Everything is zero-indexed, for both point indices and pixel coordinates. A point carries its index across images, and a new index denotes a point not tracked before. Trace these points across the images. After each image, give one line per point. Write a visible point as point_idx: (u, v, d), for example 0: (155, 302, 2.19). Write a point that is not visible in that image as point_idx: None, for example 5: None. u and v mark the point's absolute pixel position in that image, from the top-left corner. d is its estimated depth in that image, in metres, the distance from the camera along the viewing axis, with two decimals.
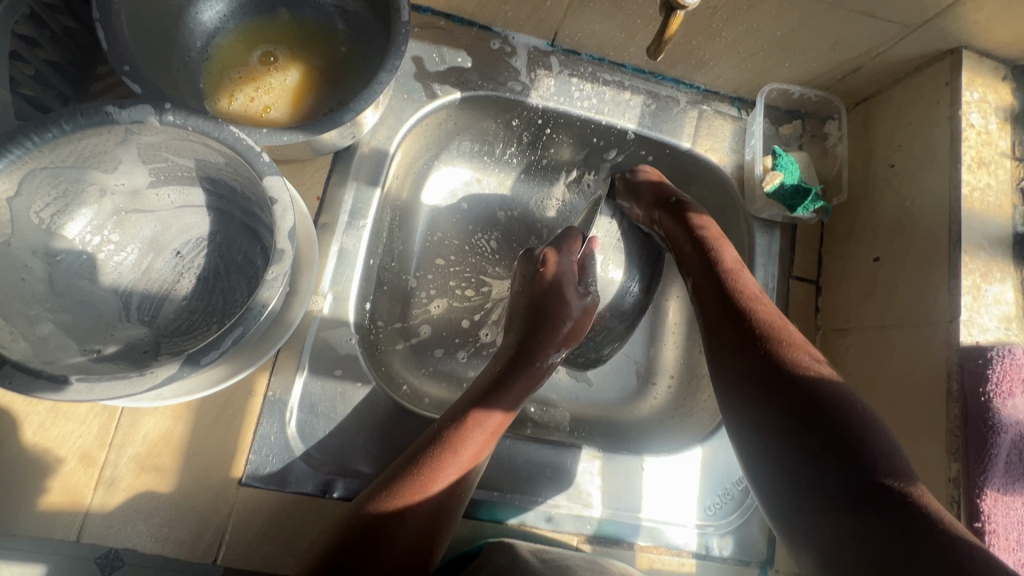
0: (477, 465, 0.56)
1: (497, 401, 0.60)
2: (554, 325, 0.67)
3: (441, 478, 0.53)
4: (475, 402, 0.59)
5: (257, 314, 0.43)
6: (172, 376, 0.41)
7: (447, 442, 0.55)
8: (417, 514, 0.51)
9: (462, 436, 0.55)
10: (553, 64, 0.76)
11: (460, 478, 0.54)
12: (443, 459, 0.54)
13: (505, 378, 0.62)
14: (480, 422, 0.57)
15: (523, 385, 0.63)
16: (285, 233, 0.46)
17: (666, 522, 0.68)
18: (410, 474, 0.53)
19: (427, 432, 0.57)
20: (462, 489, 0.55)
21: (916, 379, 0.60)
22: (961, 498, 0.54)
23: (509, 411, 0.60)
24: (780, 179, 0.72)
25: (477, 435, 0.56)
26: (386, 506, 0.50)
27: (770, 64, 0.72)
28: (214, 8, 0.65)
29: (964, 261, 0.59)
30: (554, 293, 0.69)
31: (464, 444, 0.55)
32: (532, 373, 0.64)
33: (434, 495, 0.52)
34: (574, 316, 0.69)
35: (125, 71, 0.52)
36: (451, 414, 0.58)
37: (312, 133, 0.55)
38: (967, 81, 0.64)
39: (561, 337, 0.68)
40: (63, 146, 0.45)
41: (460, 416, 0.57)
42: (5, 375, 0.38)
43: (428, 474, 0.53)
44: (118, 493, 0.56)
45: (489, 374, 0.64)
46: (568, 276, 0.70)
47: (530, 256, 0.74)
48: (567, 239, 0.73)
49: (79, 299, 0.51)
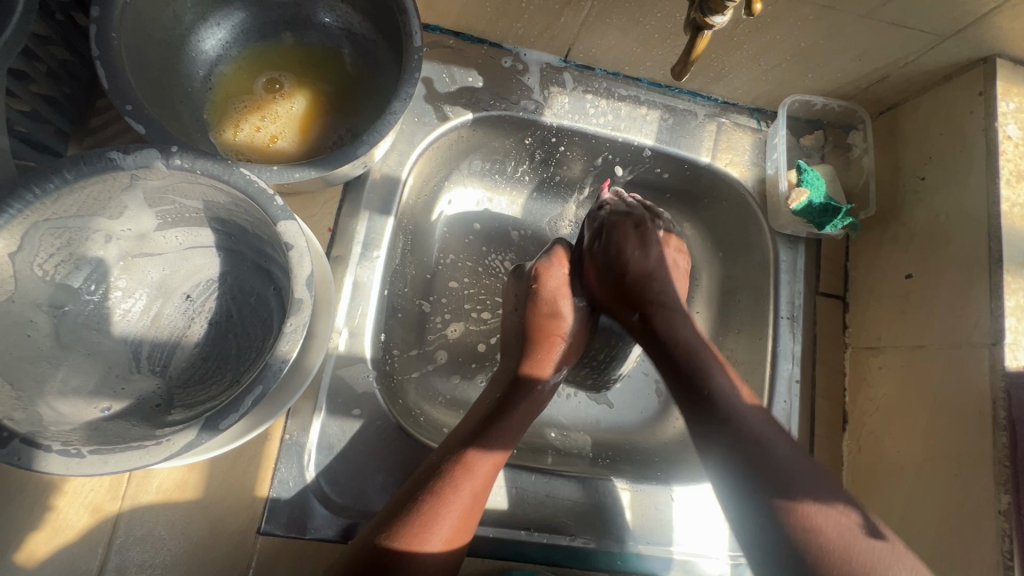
0: (478, 504, 0.52)
1: (497, 434, 0.55)
2: (553, 342, 0.66)
3: (442, 517, 0.49)
4: (473, 435, 0.55)
5: (277, 370, 0.41)
6: (190, 443, 0.38)
7: (448, 478, 0.51)
8: (415, 561, 0.47)
9: (465, 468, 0.52)
10: (567, 80, 0.74)
11: (461, 520, 0.50)
12: (443, 496, 0.50)
13: (506, 406, 0.58)
14: (480, 458, 0.53)
15: (524, 412, 0.59)
16: (302, 281, 0.44)
17: (699, 554, 0.65)
18: (408, 516, 0.49)
19: (426, 466, 0.54)
20: (464, 531, 0.51)
21: (959, 404, 0.58)
22: (1013, 531, 0.51)
23: (515, 438, 0.57)
24: (807, 197, 0.69)
25: (480, 467, 0.53)
26: (387, 552, 0.47)
27: (793, 75, 0.69)
28: (215, 35, 0.62)
29: (1006, 281, 0.57)
30: (550, 309, 0.67)
31: (467, 478, 0.52)
32: (533, 398, 0.60)
33: (434, 537, 0.48)
34: (572, 329, 0.68)
35: (128, 110, 0.49)
36: (447, 451, 0.54)
37: (325, 168, 0.53)
38: (1003, 90, 0.61)
39: (562, 354, 0.66)
40: (66, 196, 0.43)
41: (460, 452, 0.54)
42: (13, 452, 0.36)
43: (427, 514, 0.49)
44: (133, 546, 0.54)
45: (489, 399, 0.60)
46: (561, 289, 0.68)
47: (520, 272, 0.72)
48: (557, 250, 0.71)
49: (87, 352, 0.48)
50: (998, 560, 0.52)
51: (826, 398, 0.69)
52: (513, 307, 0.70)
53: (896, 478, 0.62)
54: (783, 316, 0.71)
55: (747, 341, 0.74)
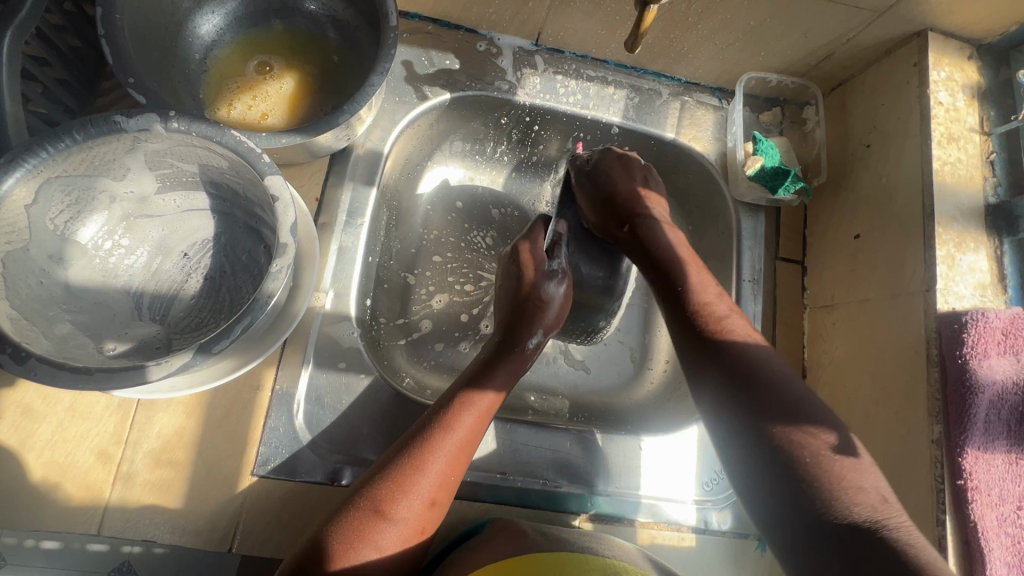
0: (475, 443, 0.56)
1: (492, 378, 0.60)
2: (537, 312, 0.66)
3: (435, 457, 0.53)
4: (468, 382, 0.59)
5: (264, 304, 0.46)
6: (186, 364, 0.43)
7: (442, 422, 0.55)
8: (422, 480, 0.52)
9: (457, 413, 0.56)
10: (538, 63, 0.79)
11: (462, 452, 0.55)
12: (434, 440, 0.54)
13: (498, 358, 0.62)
14: (477, 398, 0.58)
15: (513, 367, 0.63)
16: (287, 229, 0.49)
17: (665, 499, 0.70)
18: (416, 441, 0.54)
19: (425, 412, 0.58)
20: (464, 464, 0.55)
21: (899, 348, 0.62)
22: (943, 458, 0.56)
23: (500, 390, 0.60)
24: (761, 163, 0.74)
25: (468, 416, 0.56)
26: (383, 489, 0.51)
27: (747, 53, 0.75)
28: (211, 21, 0.68)
29: (938, 233, 0.62)
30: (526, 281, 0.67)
31: (459, 422, 0.55)
32: (519, 355, 0.64)
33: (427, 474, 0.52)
34: (553, 301, 0.68)
35: (130, 82, 0.54)
36: (448, 394, 0.59)
37: (309, 135, 0.58)
38: (934, 61, 0.67)
39: (542, 322, 0.67)
40: (75, 155, 0.48)
41: (457, 394, 0.58)
42: (30, 368, 0.41)
43: (434, 440, 0.54)
44: (135, 486, 0.59)
45: (484, 354, 0.64)
46: (535, 261, 0.68)
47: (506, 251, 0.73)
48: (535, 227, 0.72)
49: (93, 301, 0.53)
50: (931, 484, 0.57)
51: (785, 354, 0.74)
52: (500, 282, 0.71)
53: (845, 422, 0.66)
54: (745, 278, 0.75)
55: None
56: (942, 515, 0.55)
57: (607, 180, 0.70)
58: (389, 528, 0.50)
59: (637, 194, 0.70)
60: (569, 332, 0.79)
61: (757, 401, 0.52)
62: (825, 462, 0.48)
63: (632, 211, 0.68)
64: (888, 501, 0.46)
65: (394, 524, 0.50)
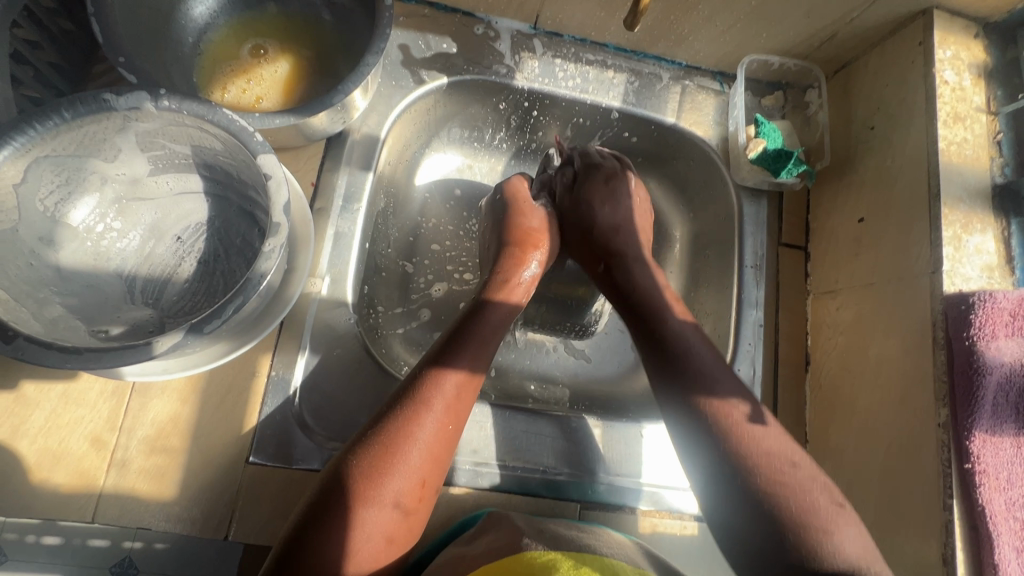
0: (456, 414, 0.55)
1: (465, 347, 0.57)
2: (527, 248, 0.68)
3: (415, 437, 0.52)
4: (440, 355, 0.57)
5: (256, 284, 0.45)
6: (177, 344, 0.43)
7: (417, 399, 0.53)
8: (402, 461, 0.50)
9: (431, 389, 0.54)
10: (536, 47, 0.78)
11: (440, 425, 0.53)
12: (410, 420, 0.52)
13: (471, 324, 0.60)
14: (449, 369, 0.55)
15: (492, 329, 0.60)
16: (280, 208, 0.48)
17: (667, 487, 0.69)
18: (388, 422, 0.52)
19: (396, 390, 0.55)
20: (446, 435, 0.54)
21: (904, 331, 0.61)
22: (951, 442, 0.55)
23: (475, 366, 0.57)
24: (763, 146, 0.73)
25: (443, 392, 0.54)
26: (363, 475, 0.49)
27: (749, 35, 0.74)
28: (204, 4, 0.67)
29: (944, 214, 0.60)
30: (518, 212, 0.70)
31: (434, 398, 0.54)
32: (497, 312, 0.62)
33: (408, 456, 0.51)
34: (541, 231, 0.71)
35: (120, 62, 0.53)
36: (419, 368, 0.56)
37: (302, 115, 0.57)
38: (940, 39, 0.65)
39: (535, 253, 0.69)
40: (64, 134, 0.47)
41: (428, 369, 0.55)
42: (18, 348, 0.40)
43: (407, 418, 0.52)
44: (130, 473, 0.58)
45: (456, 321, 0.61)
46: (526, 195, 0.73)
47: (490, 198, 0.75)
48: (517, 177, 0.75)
49: (84, 284, 0.53)
50: (938, 469, 0.55)
51: (788, 340, 0.73)
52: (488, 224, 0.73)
53: (850, 408, 0.65)
54: (747, 264, 0.74)
55: (715, 292, 0.77)
56: (950, 499, 0.54)
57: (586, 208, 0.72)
58: (377, 509, 0.49)
59: (618, 225, 0.71)
60: (560, 327, 0.82)
61: (677, 377, 0.56)
62: (736, 430, 0.52)
63: (615, 249, 0.69)
64: (795, 464, 0.51)
65: (383, 505, 0.49)
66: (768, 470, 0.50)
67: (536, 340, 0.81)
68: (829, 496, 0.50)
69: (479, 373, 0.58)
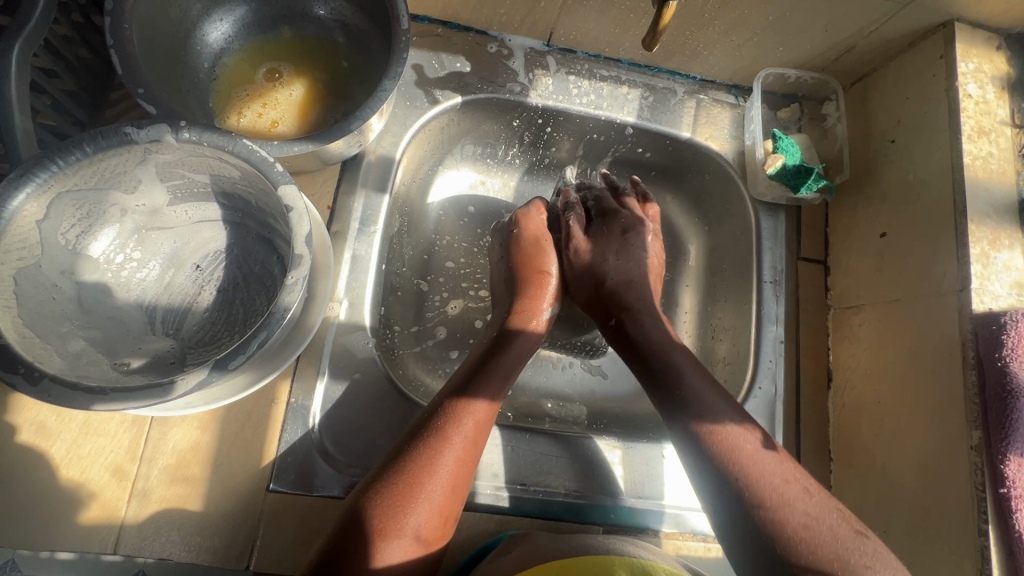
0: (477, 448, 0.55)
1: (490, 376, 0.58)
2: (541, 279, 0.69)
3: (437, 472, 0.51)
4: (462, 387, 0.57)
5: (280, 318, 0.45)
6: (203, 381, 0.42)
7: (439, 432, 0.53)
8: (426, 493, 0.50)
9: (454, 422, 0.54)
10: (550, 63, 0.78)
11: (463, 457, 0.53)
12: (433, 454, 0.52)
13: (493, 356, 0.60)
14: (474, 399, 0.56)
15: (516, 356, 0.61)
16: (302, 239, 0.48)
17: (689, 508, 0.68)
18: (412, 454, 0.52)
19: (417, 423, 0.55)
20: (468, 467, 0.54)
21: (932, 349, 0.60)
22: (985, 465, 0.54)
23: (496, 396, 0.58)
24: (782, 161, 0.72)
25: (466, 424, 0.54)
26: (384, 509, 0.49)
27: (765, 49, 0.73)
28: (219, 29, 0.67)
29: (971, 230, 0.60)
30: (538, 249, 0.70)
31: (456, 432, 0.53)
32: (521, 344, 0.62)
33: (430, 490, 0.50)
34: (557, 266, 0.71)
35: (140, 93, 0.53)
36: (440, 401, 0.56)
37: (320, 142, 0.57)
38: (962, 52, 0.65)
39: (550, 290, 0.69)
40: (86, 168, 0.47)
41: (451, 402, 0.56)
42: (44, 389, 0.40)
43: (432, 451, 0.52)
44: (150, 503, 0.58)
45: (477, 353, 0.62)
46: (542, 230, 0.72)
47: (501, 224, 0.76)
48: (537, 201, 0.75)
49: (107, 316, 0.52)
50: (972, 493, 0.54)
51: (810, 356, 0.72)
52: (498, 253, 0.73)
53: (877, 427, 0.64)
54: (767, 280, 0.73)
55: (734, 308, 0.76)
56: (985, 525, 0.53)
57: (597, 260, 0.70)
58: (399, 545, 0.48)
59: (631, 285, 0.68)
60: (568, 346, 0.80)
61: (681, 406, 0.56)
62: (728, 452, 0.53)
63: (618, 302, 0.67)
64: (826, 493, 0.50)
65: (405, 541, 0.48)
66: (765, 489, 0.50)
67: (552, 356, 0.80)
68: (849, 524, 0.48)
69: (501, 400, 0.59)
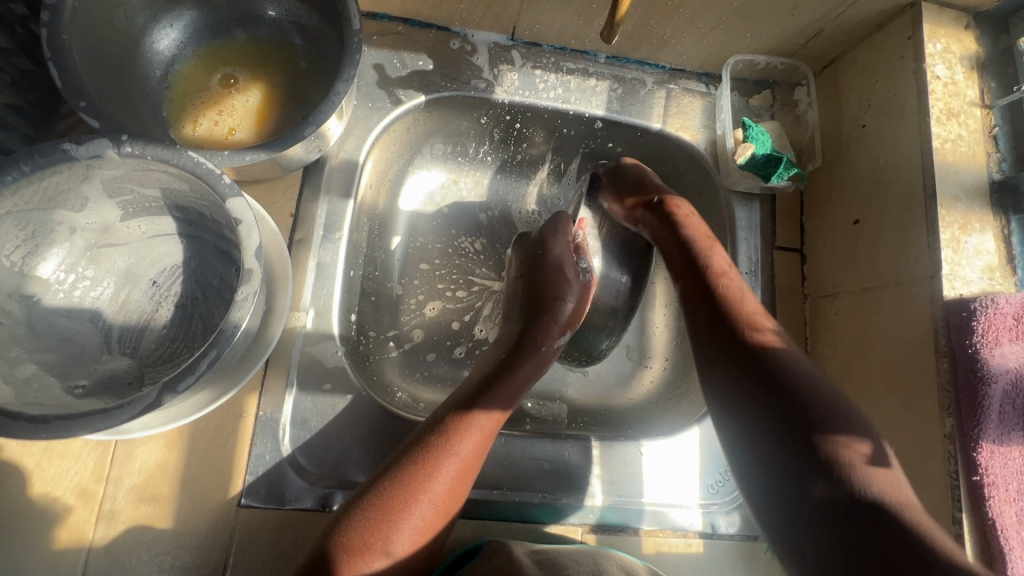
0: (471, 470, 0.54)
1: (493, 398, 0.57)
2: (554, 307, 0.66)
3: (427, 493, 0.50)
4: (465, 405, 0.56)
5: (230, 335, 0.44)
6: (151, 405, 0.41)
7: (431, 450, 0.52)
8: (410, 513, 0.49)
9: (451, 443, 0.53)
10: (515, 58, 0.76)
11: (458, 477, 0.52)
12: (423, 473, 0.51)
13: (498, 376, 0.59)
14: (474, 420, 0.55)
15: (521, 378, 0.60)
16: (252, 253, 0.46)
17: (669, 504, 0.67)
18: (402, 471, 0.51)
19: (413, 436, 0.55)
20: (461, 487, 0.53)
21: (906, 336, 0.59)
22: (957, 453, 0.54)
23: (497, 418, 0.56)
24: (752, 151, 0.70)
25: (463, 445, 0.53)
26: (364, 528, 0.48)
27: (733, 35, 0.71)
28: (169, 36, 0.65)
29: (941, 215, 0.59)
30: (561, 278, 0.68)
31: (451, 454, 0.52)
32: (528, 367, 0.61)
33: (416, 510, 0.50)
34: (574, 295, 0.68)
35: (81, 106, 0.52)
36: (441, 416, 0.56)
37: (273, 150, 0.56)
38: (929, 33, 0.63)
39: (563, 318, 0.66)
40: (25, 188, 0.45)
41: (449, 418, 0.55)
42: None
43: (427, 469, 0.51)
44: (119, 524, 0.57)
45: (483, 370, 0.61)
46: (567, 255, 0.70)
47: (524, 240, 0.74)
48: (563, 218, 0.73)
49: (60, 337, 0.51)
50: (944, 481, 0.54)
51: None
52: (516, 273, 0.72)
53: None
54: (742, 271, 0.73)
55: None
56: (958, 513, 0.53)
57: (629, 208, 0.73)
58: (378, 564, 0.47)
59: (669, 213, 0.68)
60: (567, 353, 0.77)
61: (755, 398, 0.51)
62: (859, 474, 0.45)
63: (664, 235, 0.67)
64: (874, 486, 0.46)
65: (384, 558, 0.48)
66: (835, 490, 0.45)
67: None
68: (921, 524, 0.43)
69: (503, 422, 0.58)
